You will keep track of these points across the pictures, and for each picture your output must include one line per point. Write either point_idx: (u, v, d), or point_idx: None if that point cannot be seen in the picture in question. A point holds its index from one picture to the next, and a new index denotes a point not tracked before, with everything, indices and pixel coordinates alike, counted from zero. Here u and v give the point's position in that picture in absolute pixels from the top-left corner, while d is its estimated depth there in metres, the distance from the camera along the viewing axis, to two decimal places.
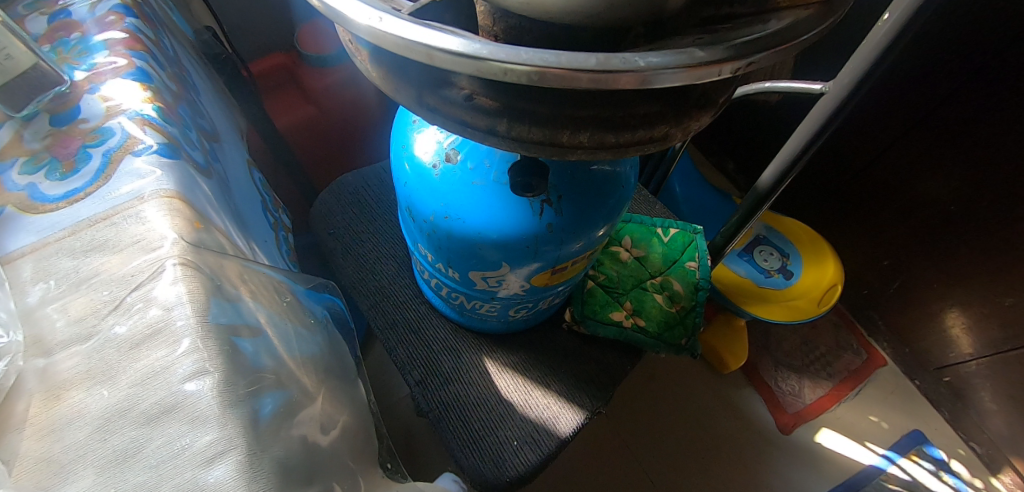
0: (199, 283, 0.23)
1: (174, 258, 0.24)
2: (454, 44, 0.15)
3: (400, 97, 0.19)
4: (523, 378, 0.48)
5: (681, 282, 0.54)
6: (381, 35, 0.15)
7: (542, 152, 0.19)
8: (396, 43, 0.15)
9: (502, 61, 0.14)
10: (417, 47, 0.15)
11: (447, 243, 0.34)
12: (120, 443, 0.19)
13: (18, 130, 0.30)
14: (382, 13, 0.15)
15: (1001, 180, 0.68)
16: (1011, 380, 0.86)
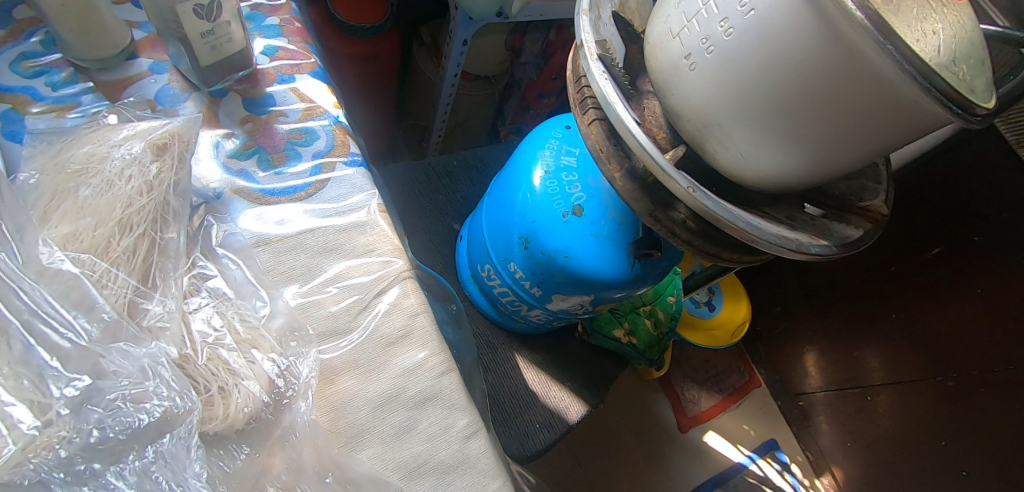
0: (422, 295, 0.29)
1: (402, 273, 0.29)
2: (732, 218, 0.25)
3: (636, 206, 0.29)
4: (544, 373, 0.58)
5: (664, 311, 0.67)
6: (689, 196, 0.26)
7: (709, 259, 0.30)
8: (698, 205, 0.26)
9: (754, 235, 0.26)
10: (711, 213, 0.25)
11: (550, 271, 0.43)
12: (396, 421, 0.26)
13: (210, 105, 0.32)
14: (694, 184, 0.26)
15: (875, 266, 0.93)
16: (842, 409, 1.13)
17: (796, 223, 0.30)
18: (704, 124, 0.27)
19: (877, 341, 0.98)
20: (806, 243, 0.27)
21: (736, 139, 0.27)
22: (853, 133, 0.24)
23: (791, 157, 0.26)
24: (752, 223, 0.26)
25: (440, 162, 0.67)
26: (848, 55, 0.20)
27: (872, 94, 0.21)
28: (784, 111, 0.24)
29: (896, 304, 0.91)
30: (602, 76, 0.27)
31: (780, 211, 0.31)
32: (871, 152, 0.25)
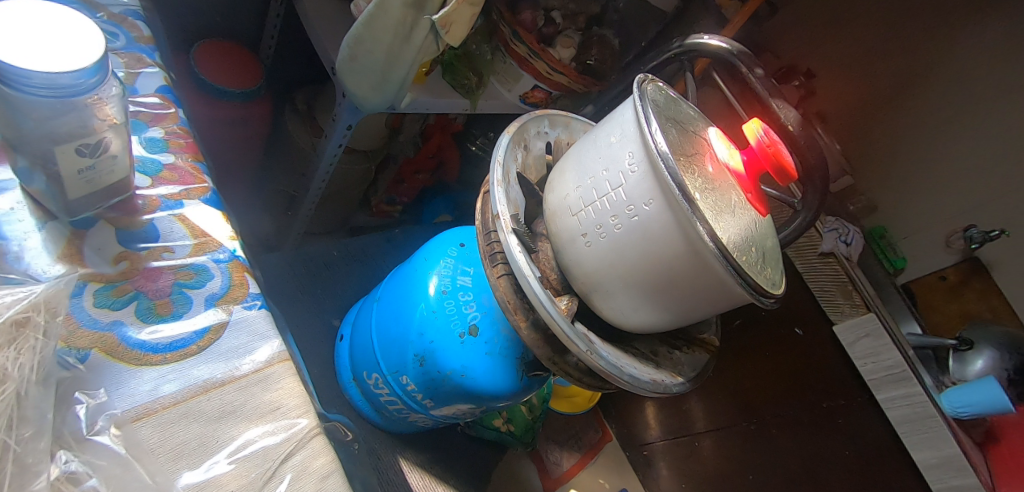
0: (332, 452, 0.29)
1: (312, 431, 0.28)
2: (619, 374, 0.31)
3: (538, 351, 0.33)
4: (428, 474, 0.57)
5: (538, 394, 0.71)
6: (588, 356, 0.30)
7: (594, 390, 0.35)
8: (595, 363, 0.30)
9: (635, 386, 0.31)
10: (604, 370, 0.31)
11: (445, 387, 0.45)
12: None
13: (73, 240, 0.28)
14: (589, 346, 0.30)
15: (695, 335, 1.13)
16: (675, 455, 1.30)
17: (658, 357, 0.37)
18: (596, 286, 0.33)
19: (701, 393, 1.18)
20: (669, 384, 0.34)
21: (621, 302, 0.32)
22: (703, 307, 0.31)
23: (660, 318, 0.33)
24: (633, 374, 0.32)
25: (320, 252, 0.64)
26: (704, 266, 0.28)
27: (717, 289, 0.29)
28: (658, 291, 0.30)
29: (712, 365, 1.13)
30: (515, 245, 0.31)
31: (646, 345, 0.38)
32: (711, 315, 0.33)
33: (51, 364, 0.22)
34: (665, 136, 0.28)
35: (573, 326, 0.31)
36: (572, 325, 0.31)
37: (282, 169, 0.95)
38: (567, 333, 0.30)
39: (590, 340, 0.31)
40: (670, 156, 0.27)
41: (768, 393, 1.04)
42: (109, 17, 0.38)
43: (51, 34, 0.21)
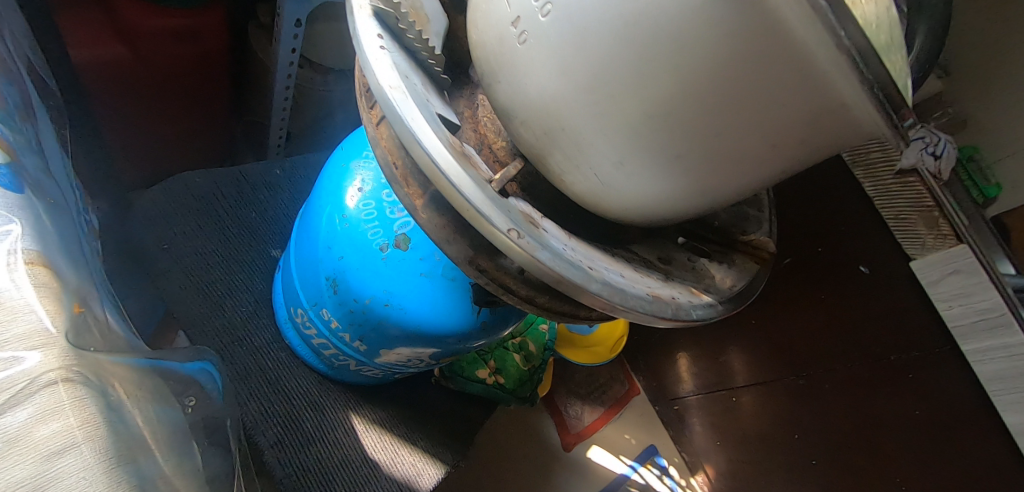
0: (90, 412, 0.19)
1: (51, 375, 0.18)
2: (580, 278, 0.15)
3: (449, 250, 0.19)
4: (389, 435, 0.46)
5: (536, 342, 0.60)
6: (513, 246, 0.15)
7: (560, 319, 0.21)
8: (528, 261, 0.15)
9: (619, 304, 0.16)
10: (547, 274, 0.15)
11: (371, 323, 0.32)
12: None
13: None
14: (516, 225, 0.15)
15: None
16: (710, 412, 1.15)
17: (670, 270, 0.22)
18: (547, 128, 0.18)
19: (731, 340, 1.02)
20: (700, 315, 0.19)
21: (591, 151, 0.18)
22: (750, 155, 0.16)
23: (668, 182, 0.18)
24: (615, 283, 0.17)
25: (256, 169, 0.53)
26: (760, 28, 0.12)
27: (795, 89, 0.13)
28: (656, 114, 0.15)
29: None
30: (376, 49, 0.17)
31: (651, 252, 0.23)
32: (763, 179, 0.18)
33: None
34: None
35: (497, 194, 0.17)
36: (489, 189, 0.16)
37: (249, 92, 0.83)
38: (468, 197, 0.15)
39: (526, 219, 0.17)
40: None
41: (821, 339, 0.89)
42: None
43: None
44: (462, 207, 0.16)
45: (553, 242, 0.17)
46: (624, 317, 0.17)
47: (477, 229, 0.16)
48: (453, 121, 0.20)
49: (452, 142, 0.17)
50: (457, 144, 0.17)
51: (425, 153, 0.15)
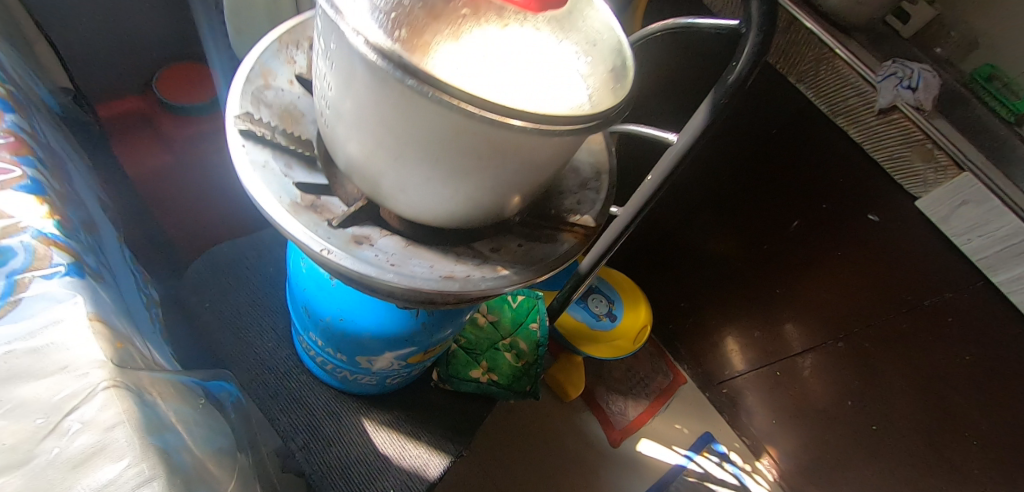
0: (130, 405, 0.29)
1: (103, 384, 0.29)
2: (374, 272, 0.28)
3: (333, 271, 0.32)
4: (396, 433, 0.61)
5: (526, 341, 0.68)
6: (328, 258, 0.28)
7: (424, 304, 0.33)
8: (337, 264, 0.28)
9: (406, 283, 0.28)
10: (352, 271, 0.28)
11: (343, 335, 0.44)
12: None
13: None
14: (326, 246, 0.28)
15: (741, 240, 1.13)
16: (762, 388, 1.28)
17: (497, 254, 0.33)
18: (363, 181, 0.31)
19: (773, 312, 1.16)
20: (476, 280, 0.30)
21: (385, 190, 0.30)
22: (463, 173, 0.27)
23: (432, 198, 0.29)
24: (409, 271, 0.29)
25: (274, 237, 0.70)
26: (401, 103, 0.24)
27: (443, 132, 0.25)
28: (396, 157, 0.27)
29: (775, 282, 1.12)
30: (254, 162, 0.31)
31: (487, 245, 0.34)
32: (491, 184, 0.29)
33: None
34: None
35: (328, 229, 0.30)
36: (320, 230, 0.29)
37: None
38: (294, 236, 0.28)
39: (347, 241, 0.29)
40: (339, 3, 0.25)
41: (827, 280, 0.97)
42: None
43: None
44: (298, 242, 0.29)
45: (366, 251, 0.29)
46: (421, 291, 0.29)
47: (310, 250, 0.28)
48: (320, 182, 0.34)
49: (295, 199, 0.30)
50: (303, 201, 0.31)
51: (268, 214, 0.29)
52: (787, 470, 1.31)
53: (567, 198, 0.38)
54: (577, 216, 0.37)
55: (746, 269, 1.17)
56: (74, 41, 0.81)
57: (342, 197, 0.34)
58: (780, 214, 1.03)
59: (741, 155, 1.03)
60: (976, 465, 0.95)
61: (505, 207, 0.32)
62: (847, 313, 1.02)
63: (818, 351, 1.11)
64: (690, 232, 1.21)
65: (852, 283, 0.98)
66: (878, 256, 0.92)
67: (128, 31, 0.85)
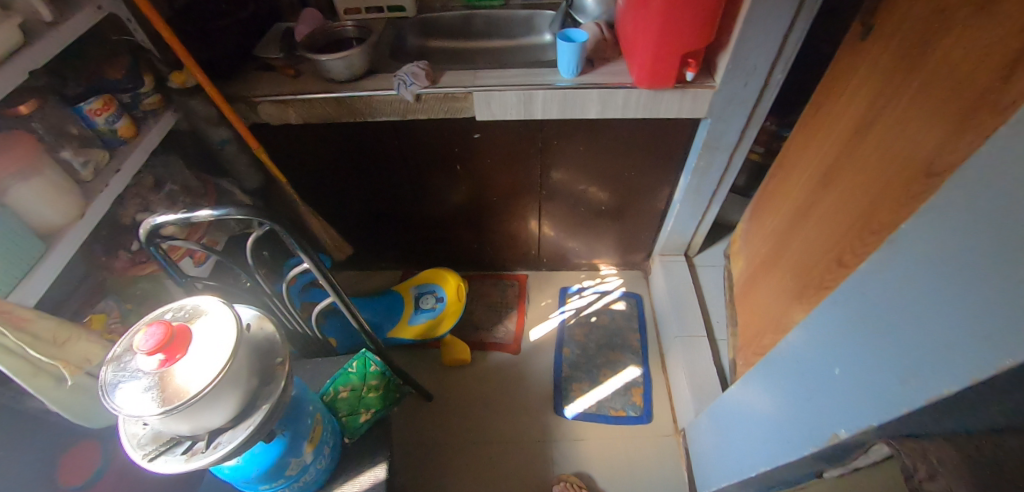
0: None
1: None
2: (228, 448, 0.73)
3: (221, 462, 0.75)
4: (352, 478, 1.03)
5: (375, 377, 1.16)
6: (211, 459, 0.72)
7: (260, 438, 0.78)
8: (215, 457, 0.72)
9: (240, 440, 0.74)
10: (222, 454, 0.73)
11: (268, 473, 0.88)
12: None
13: None
14: (207, 457, 0.72)
15: (449, 196, 1.64)
16: (558, 241, 1.85)
17: (262, 398, 0.78)
18: (195, 428, 0.74)
19: (507, 213, 1.71)
20: (259, 419, 0.76)
21: (204, 423, 0.74)
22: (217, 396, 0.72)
23: (221, 407, 0.74)
24: (238, 436, 0.74)
25: None
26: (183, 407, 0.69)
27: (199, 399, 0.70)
28: (195, 414, 0.71)
29: (487, 198, 1.64)
30: (161, 456, 0.73)
31: (257, 399, 0.78)
32: (233, 388, 0.75)
33: None
34: (131, 400, 0.68)
35: (202, 454, 0.73)
36: (199, 455, 0.72)
37: None
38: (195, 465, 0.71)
39: (211, 449, 0.73)
40: (135, 403, 0.68)
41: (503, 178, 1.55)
42: None
43: None
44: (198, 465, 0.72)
45: (220, 445, 0.74)
46: (247, 438, 0.74)
47: (204, 463, 0.72)
48: (185, 442, 0.74)
49: (183, 457, 0.73)
50: (185, 455, 0.73)
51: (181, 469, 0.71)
52: (614, 260, 1.95)
53: (272, 352, 0.83)
54: (278, 357, 0.82)
55: (477, 205, 1.68)
56: None
57: (194, 437, 0.75)
58: (448, 172, 1.54)
59: (398, 165, 1.52)
60: (639, 186, 1.60)
61: (248, 385, 0.77)
62: (526, 181, 1.57)
63: (542, 205, 1.67)
64: (434, 216, 1.72)
65: (509, 170, 1.53)
66: (500, 150, 1.46)
67: None
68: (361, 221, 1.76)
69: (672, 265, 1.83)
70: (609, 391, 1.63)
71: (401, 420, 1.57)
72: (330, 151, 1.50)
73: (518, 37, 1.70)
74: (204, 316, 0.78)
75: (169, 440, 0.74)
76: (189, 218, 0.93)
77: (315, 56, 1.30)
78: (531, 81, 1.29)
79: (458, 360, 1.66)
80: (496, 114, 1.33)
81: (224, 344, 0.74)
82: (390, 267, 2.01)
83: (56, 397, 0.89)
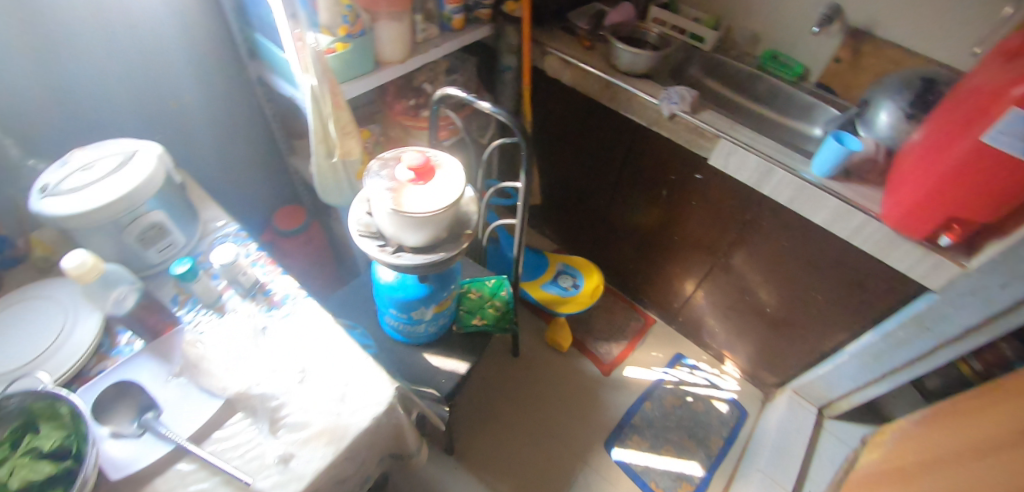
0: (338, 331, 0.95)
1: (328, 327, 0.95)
2: (404, 263, 0.94)
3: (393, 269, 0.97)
4: (442, 355, 1.22)
5: (502, 300, 1.30)
6: (391, 262, 0.94)
7: (423, 273, 0.97)
8: (394, 263, 0.94)
9: (413, 264, 0.94)
10: (398, 264, 0.94)
11: (402, 303, 1.09)
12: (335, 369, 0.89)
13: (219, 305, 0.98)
14: (389, 259, 0.94)
15: (638, 209, 1.74)
16: (703, 310, 1.84)
17: (442, 248, 0.97)
18: (394, 236, 0.96)
19: (675, 256, 1.76)
20: (436, 259, 0.95)
21: (402, 236, 0.95)
22: (420, 226, 0.92)
23: (417, 234, 0.94)
24: (414, 260, 0.94)
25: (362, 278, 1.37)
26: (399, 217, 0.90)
27: (410, 219, 0.90)
28: (402, 227, 0.93)
29: (669, 232, 1.71)
30: (367, 238, 0.98)
31: (438, 246, 0.97)
32: (431, 228, 0.93)
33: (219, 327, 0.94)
34: (376, 190, 0.92)
35: (388, 254, 0.95)
36: (386, 254, 0.95)
37: (343, 251, 1.69)
38: (381, 258, 0.94)
39: (395, 256, 0.95)
40: (378, 194, 0.92)
41: (698, 226, 1.60)
42: (238, 235, 1.09)
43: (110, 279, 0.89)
44: (382, 260, 0.95)
45: (400, 257, 0.95)
46: (417, 265, 0.94)
47: (385, 261, 0.95)
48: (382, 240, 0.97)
49: (378, 248, 0.96)
50: (379, 248, 0.96)
51: (372, 254, 0.95)
52: (743, 363, 1.86)
53: (467, 221, 1.00)
54: (468, 229, 0.99)
55: (657, 234, 1.76)
56: (230, 206, 1.54)
57: (389, 242, 0.97)
58: (653, 192, 1.64)
59: (617, 162, 1.67)
60: (818, 310, 1.51)
61: (440, 233, 0.96)
62: (716, 241, 1.60)
63: (715, 268, 1.68)
64: (619, 220, 1.85)
65: (709, 221, 1.56)
66: (712, 199, 1.50)
67: (259, 198, 1.59)
68: (562, 188, 1.96)
69: (799, 409, 1.71)
70: (662, 466, 1.61)
71: (490, 358, 1.81)
72: (573, 120, 1.69)
73: (791, 115, 1.66)
74: (447, 168, 0.97)
75: (376, 232, 0.98)
76: (472, 101, 1.14)
77: (615, 42, 1.47)
78: (779, 158, 1.32)
79: (557, 344, 1.80)
80: (727, 168, 1.38)
81: (447, 195, 0.92)
82: (550, 237, 2.20)
83: (320, 163, 1.23)
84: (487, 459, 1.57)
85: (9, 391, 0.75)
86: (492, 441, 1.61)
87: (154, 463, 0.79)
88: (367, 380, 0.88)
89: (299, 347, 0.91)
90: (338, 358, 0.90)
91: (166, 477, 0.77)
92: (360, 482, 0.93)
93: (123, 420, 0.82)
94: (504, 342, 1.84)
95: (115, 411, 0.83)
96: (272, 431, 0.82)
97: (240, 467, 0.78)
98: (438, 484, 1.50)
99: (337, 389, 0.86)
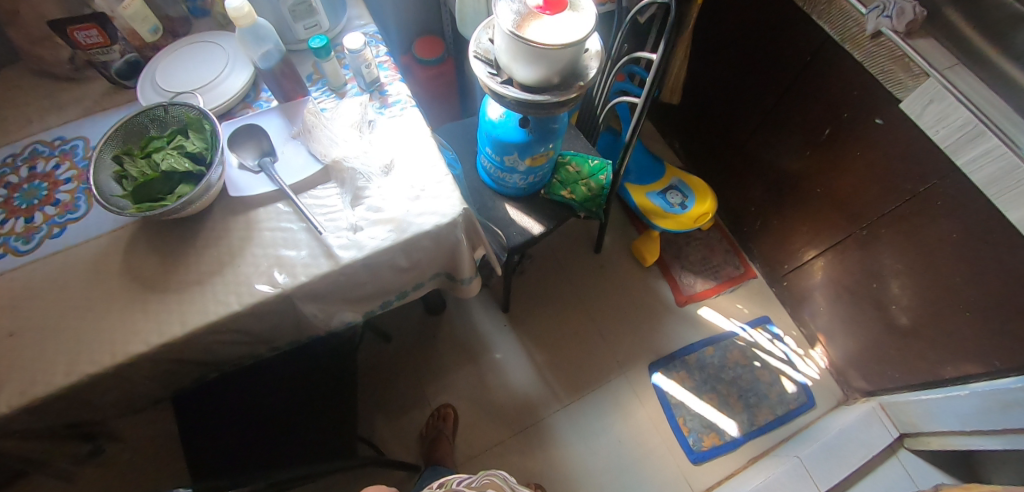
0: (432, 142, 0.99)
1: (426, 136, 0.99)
2: (508, 96, 0.92)
3: (497, 100, 0.96)
4: (521, 211, 1.25)
5: (596, 183, 1.23)
6: (497, 91, 0.93)
7: (524, 112, 0.95)
8: (498, 92, 0.93)
9: (517, 99, 0.92)
10: (503, 95, 0.93)
11: (499, 145, 1.10)
12: (415, 173, 0.95)
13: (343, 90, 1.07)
14: (495, 88, 0.93)
15: (788, 145, 1.50)
16: (815, 282, 1.62)
17: (550, 92, 0.93)
18: (507, 66, 0.93)
19: (808, 211, 1.53)
20: (538, 100, 0.92)
21: (512, 68, 0.92)
22: (533, 59, 0.87)
23: (529, 70, 0.90)
24: (518, 96, 0.92)
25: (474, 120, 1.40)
26: (515, 43, 0.86)
27: (527, 49, 0.85)
28: (516, 58, 0.89)
29: (813, 181, 1.46)
30: (481, 62, 0.97)
31: (547, 89, 0.93)
32: (545, 66, 0.88)
33: (334, 108, 1.03)
34: (501, 11, 0.87)
35: (496, 83, 0.94)
36: (494, 83, 0.93)
37: (470, 97, 1.72)
38: (488, 85, 0.93)
39: (500, 86, 0.93)
40: (501, 14, 0.87)
41: (851, 182, 1.35)
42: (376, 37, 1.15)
43: (259, 29, 0.93)
44: (489, 87, 0.94)
45: (506, 88, 0.93)
46: (520, 102, 0.92)
47: (492, 90, 0.94)
48: (494, 69, 0.96)
49: (488, 75, 0.95)
50: (488, 75, 0.95)
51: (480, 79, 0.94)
52: (835, 353, 1.65)
53: (584, 71, 0.94)
54: (581, 80, 0.93)
55: (796, 179, 1.52)
56: (382, 22, 1.62)
57: (500, 72, 0.95)
58: (814, 128, 1.39)
59: (786, 80, 1.41)
60: (960, 326, 1.23)
61: (553, 75, 0.91)
62: (866, 206, 1.34)
63: (849, 239, 1.43)
64: (759, 154, 1.63)
65: (867, 180, 1.30)
66: (882, 153, 1.23)
67: (408, 21, 1.64)
68: (711, 101, 1.75)
69: (877, 424, 1.52)
70: (697, 410, 1.57)
71: (571, 246, 1.80)
72: (752, 19, 1.43)
73: None
74: (581, 5, 0.89)
75: (491, 60, 0.97)
76: None
77: None
78: (999, 124, 1.00)
79: (640, 257, 1.74)
80: (919, 117, 1.08)
81: (573, 33, 0.85)
82: (679, 153, 2.03)
83: None
84: (534, 330, 1.65)
85: (177, 102, 0.94)
86: (543, 319, 1.67)
87: (262, 196, 0.94)
88: (441, 191, 0.92)
89: (396, 143, 0.98)
90: (425, 164, 0.96)
91: (267, 209, 0.93)
92: (412, 284, 1.03)
93: (247, 154, 0.97)
94: (588, 238, 1.82)
95: (243, 146, 0.98)
96: (353, 203, 0.93)
97: (321, 222, 0.90)
98: (484, 334, 1.63)
99: (413, 190, 0.93)
